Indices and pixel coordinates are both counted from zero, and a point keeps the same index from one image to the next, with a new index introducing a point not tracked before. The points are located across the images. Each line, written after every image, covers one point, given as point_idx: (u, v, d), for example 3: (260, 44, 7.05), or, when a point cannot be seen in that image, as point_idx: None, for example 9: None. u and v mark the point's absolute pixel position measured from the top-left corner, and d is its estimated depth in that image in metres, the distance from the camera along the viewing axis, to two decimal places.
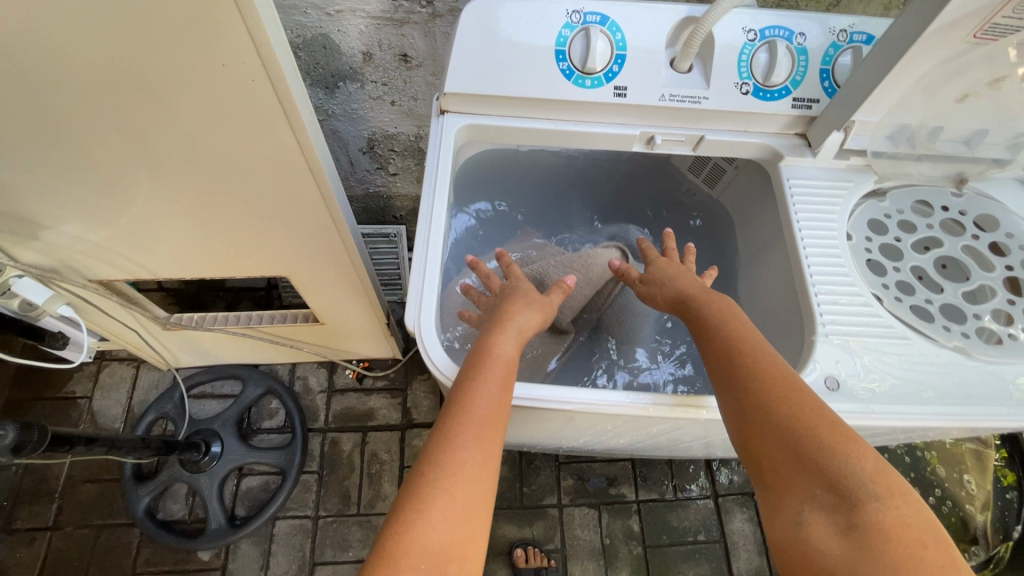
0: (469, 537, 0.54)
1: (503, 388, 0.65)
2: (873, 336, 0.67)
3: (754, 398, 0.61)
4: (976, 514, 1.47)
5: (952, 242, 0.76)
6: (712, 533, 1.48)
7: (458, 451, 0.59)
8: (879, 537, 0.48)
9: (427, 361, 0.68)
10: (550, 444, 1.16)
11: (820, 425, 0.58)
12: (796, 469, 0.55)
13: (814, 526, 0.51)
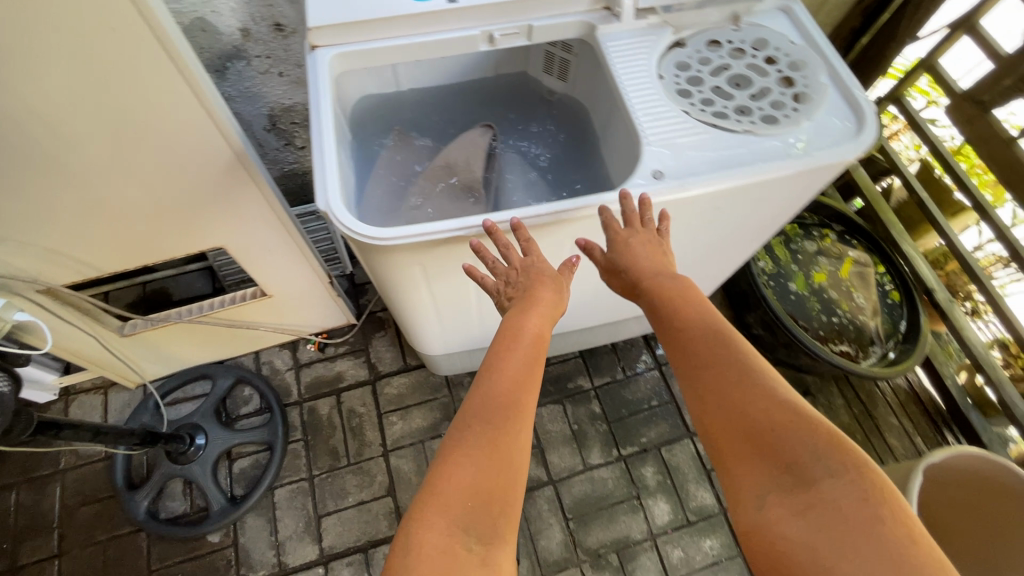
0: (501, 492, 0.68)
1: (521, 381, 0.77)
2: (682, 136, 0.86)
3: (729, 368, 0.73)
4: (869, 321, 1.75)
5: (737, 64, 0.97)
6: (662, 396, 1.70)
7: (487, 421, 0.72)
8: (830, 505, 0.59)
9: (347, 232, 0.81)
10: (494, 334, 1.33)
11: (784, 411, 0.67)
12: (762, 442, 0.66)
13: (774, 497, 0.63)
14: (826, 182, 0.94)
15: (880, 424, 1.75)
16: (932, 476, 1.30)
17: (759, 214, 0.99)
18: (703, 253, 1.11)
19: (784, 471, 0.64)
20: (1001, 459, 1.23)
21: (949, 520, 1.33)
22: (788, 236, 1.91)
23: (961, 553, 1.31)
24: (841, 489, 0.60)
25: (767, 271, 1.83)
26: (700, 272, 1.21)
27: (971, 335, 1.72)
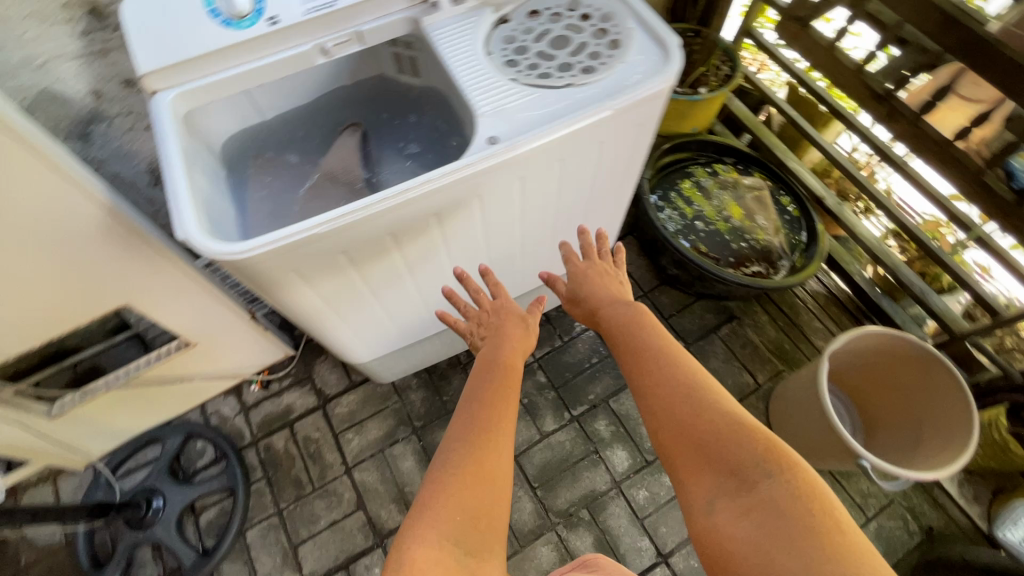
0: (484, 504, 0.79)
1: (497, 415, 0.91)
2: (510, 102, 0.94)
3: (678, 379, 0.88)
4: (774, 239, 1.87)
5: (555, 28, 1.05)
6: (601, 352, 1.78)
7: (468, 444, 0.85)
8: (767, 503, 0.69)
9: (206, 253, 0.81)
10: (415, 328, 1.38)
11: (725, 421, 0.79)
12: (708, 447, 0.78)
13: (721, 500, 0.73)
14: (660, 113, 1.03)
15: (806, 330, 1.86)
16: (859, 355, 1.50)
17: (612, 156, 1.07)
18: (579, 205, 1.18)
19: (730, 475, 0.74)
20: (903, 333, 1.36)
21: (891, 394, 1.49)
22: (689, 179, 2.01)
23: (902, 420, 1.47)
24: (779, 487, 0.70)
25: (673, 215, 1.93)
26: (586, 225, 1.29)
27: (863, 232, 1.86)
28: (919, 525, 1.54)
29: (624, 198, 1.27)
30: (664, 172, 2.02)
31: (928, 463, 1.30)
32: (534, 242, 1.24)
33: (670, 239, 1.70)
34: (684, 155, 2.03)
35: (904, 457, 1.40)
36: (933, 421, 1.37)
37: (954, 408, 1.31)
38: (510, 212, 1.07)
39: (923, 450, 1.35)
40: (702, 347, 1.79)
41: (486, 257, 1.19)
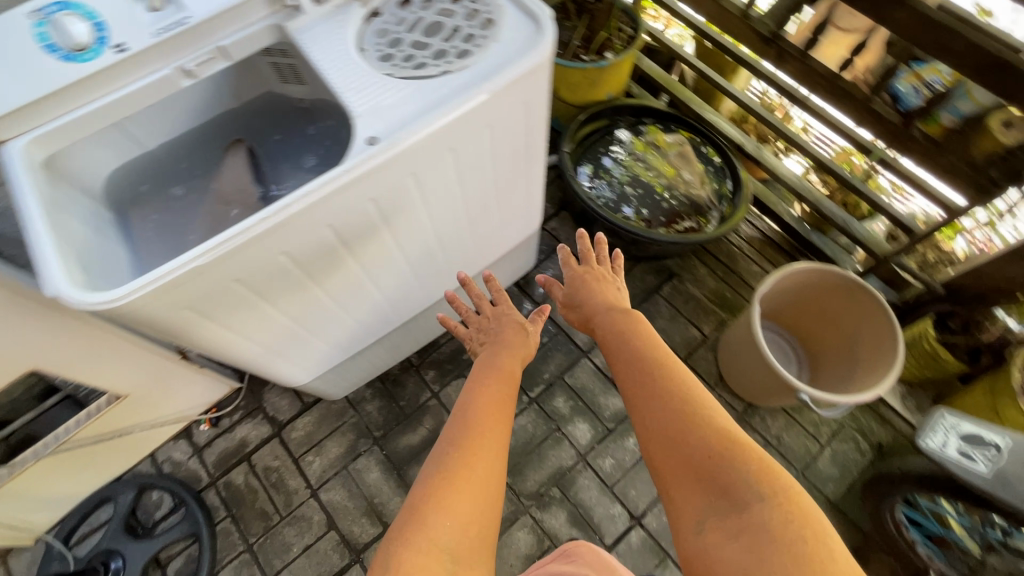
0: (480, 513, 0.87)
1: (496, 434, 1.00)
2: (386, 99, 0.91)
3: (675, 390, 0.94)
4: (700, 192, 1.90)
5: (427, 14, 1.02)
6: (551, 330, 1.79)
7: (468, 460, 0.93)
8: (755, 525, 0.71)
9: (76, 304, 0.75)
10: (352, 341, 1.35)
11: (718, 440, 0.82)
12: (701, 465, 0.81)
13: (711, 519, 0.75)
14: (545, 86, 1.01)
15: (745, 276, 1.91)
16: (791, 290, 1.54)
17: (506, 139, 1.06)
18: (490, 190, 1.17)
19: (722, 494, 0.77)
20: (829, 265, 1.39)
21: (824, 322, 1.55)
22: (612, 146, 2.01)
23: (837, 345, 1.53)
24: (769, 510, 0.72)
25: (602, 184, 1.94)
26: (504, 208, 1.28)
27: (784, 172, 1.90)
28: (870, 443, 1.61)
29: (536, 174, 1.26)
30: (586, 143, 2.01)
31: (865, 384, 1.35)
32: (452, 235, 1.22)
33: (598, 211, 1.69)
34: (604, 122, 2.02)
35: (843, 381, 1.46)
36: (864, 343, 1.43)
37: (881, 327, 1.36)
38: (413, 210, 1.04)
39: (859, 370, 1.42)
40: (647, 309, 1.81)
41: (405, 258, 1.17)
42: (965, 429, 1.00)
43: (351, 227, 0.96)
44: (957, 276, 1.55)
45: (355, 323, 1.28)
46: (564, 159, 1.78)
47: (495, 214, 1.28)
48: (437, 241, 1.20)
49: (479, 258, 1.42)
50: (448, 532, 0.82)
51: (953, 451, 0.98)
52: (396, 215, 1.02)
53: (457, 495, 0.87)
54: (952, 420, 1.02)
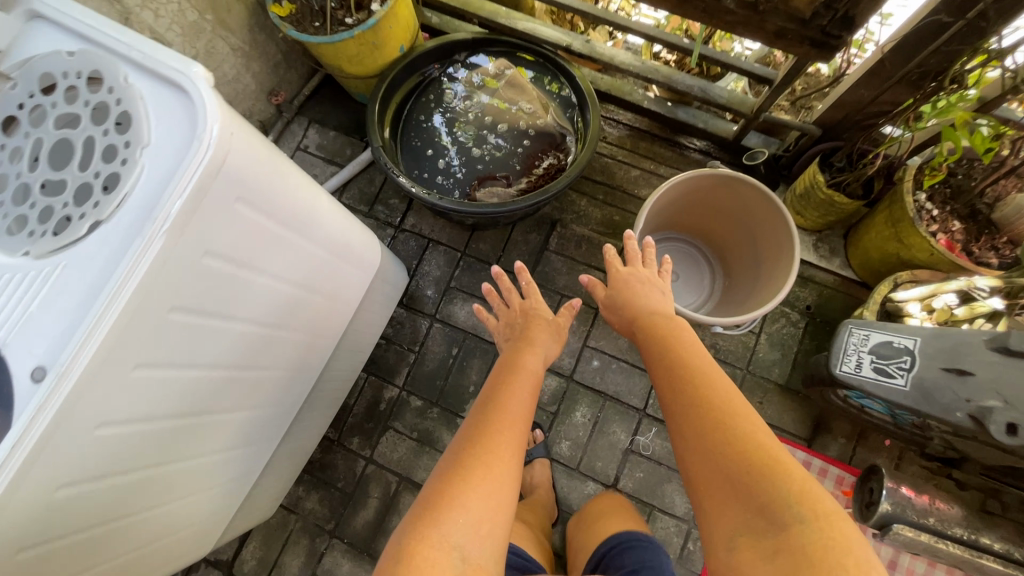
0: (494, 505, 0.90)
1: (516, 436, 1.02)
2: (34, 304, 0.62)
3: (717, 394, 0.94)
4: (547, 118, 1.65)
5: (41, 129, 0.68)
6: (458, 338, 1.62)
7: (489, 457, 0.96)
8: (792, 549, 0.71)
9: None
10: (256, 474, 1.16)
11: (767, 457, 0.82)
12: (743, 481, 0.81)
13: (746, 538, 0.76)
14: (257, 149, 0.75)
15: (627, 187, 1.74)
16: (679, 203, 1.40)
17: (257, 228, 0.80)
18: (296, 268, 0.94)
19: (761, 511, 0.77)
20: (701, 172, 1.25)
21: (719, 222, 1.44)
22: (432, 106, 1.70)
23: (738, 241, 1.43)
24: (814, 535, 0.71)
25: (440, 154, 1.65)
26: (330, 264, 1.06)
27: (623, 61, 1.65)
28: (799, 310, 1.57)
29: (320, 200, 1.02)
30: (402, 114, 1.69)
31: (768, 286, 1.26)
32: (283, 326, 0.99)
33: (443, 206, 1.43)
34: (412, 80, 1.68)
35: (752, 282, 1.37)
36: (760, 234, 1.32)
37: (770, 217, 1.26)
38: (194, 374, 0.80)
39: (763, 265, 1.33)
40: (543, 270, 1.64)
41: (247, 382, 0.96)
42: (875, 338, 0.96)
43: (107, 462, 0.72)
44: (828, 112, 1.42)
45: (250, 457, 1.10)
46: (381, 154, 1.47)
47: (327, 274, 1.06)
48: (269, 347, 0.98)
49: (328, 335, 1.19)
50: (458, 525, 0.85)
51: (868, 371, 0.95)
52: (179, 392, 0.79)
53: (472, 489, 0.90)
54: (863, 332, 0.98)
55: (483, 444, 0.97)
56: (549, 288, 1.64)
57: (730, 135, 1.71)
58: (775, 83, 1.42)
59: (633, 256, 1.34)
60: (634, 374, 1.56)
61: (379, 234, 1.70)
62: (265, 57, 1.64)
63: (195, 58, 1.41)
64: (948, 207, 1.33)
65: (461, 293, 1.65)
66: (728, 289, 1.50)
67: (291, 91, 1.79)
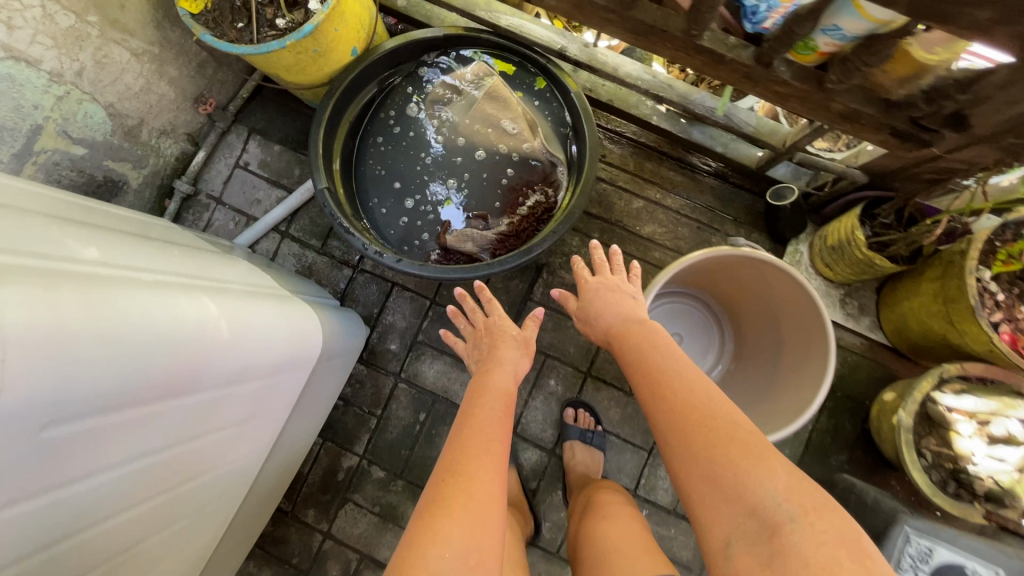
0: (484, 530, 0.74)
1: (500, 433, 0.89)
2: None
3: (679, 399, 0.85)
4: (534, 143, 1.35)
5: None
6: (426, 401, 1.41)
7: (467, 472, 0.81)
8: (789, 551, 0.64)
9: None
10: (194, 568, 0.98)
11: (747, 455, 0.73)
12: (724, 479, 0.73)
13: (738, 543, 0.68)
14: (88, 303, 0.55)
15: (628, 222, 1.48)
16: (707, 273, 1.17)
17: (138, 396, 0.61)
18: (220, 307, 0.76)
19: (752, 513, 0.69)
20: (737, 249, 1.01)
21: (748, 302, 1.20)
22: (396, 121, 1.40)
23: (766, 334, 1.19)
24: (807, 531, 0.65)
25: (404, 185, 1.37)
26: (263, 306, 0.87)
27: (629, 72, 1.33)
28: None
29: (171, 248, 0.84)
30: (357, 134, 1.39)
31: (780, 412, 1.02)
32: (196, 444, 0.78)
33: (400, 269, 1.18)
34: (367, 93, 1.37)
35: (766, 386, 1.14)
36: (793, 337, 1.08)
37: (809, 325, 1.02)
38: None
39: (785, 374, 1.09)
40: None
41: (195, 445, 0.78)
42: (940, 555, 0.98)
43: None
44: (879, 159, 1.15)
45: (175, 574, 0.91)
46: (324, 201, 1.20)
47: (274, 323, 0.88)
48: (218, 406, 0.79)
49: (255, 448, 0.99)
50: (451, 550, 0.71)
51: None
52: None
53: (457, 513, 0.75)
54: (926, 545, 0.99)
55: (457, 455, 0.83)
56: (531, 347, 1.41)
57: (754, 164, 1.43)
58: (812, 123, 1.14)
59: (602, 267, 1.18)
60: (625, 451, 1.37)
61: (335, 275, 1.45)
62: (185, 58, 1.34)
63: (81, 72, 1.12)
64: (1015, 290, 1.11)
65: (430, 349, 1.43)
66: (733, 384, 1.26)
67: (225, 93, 1.48)
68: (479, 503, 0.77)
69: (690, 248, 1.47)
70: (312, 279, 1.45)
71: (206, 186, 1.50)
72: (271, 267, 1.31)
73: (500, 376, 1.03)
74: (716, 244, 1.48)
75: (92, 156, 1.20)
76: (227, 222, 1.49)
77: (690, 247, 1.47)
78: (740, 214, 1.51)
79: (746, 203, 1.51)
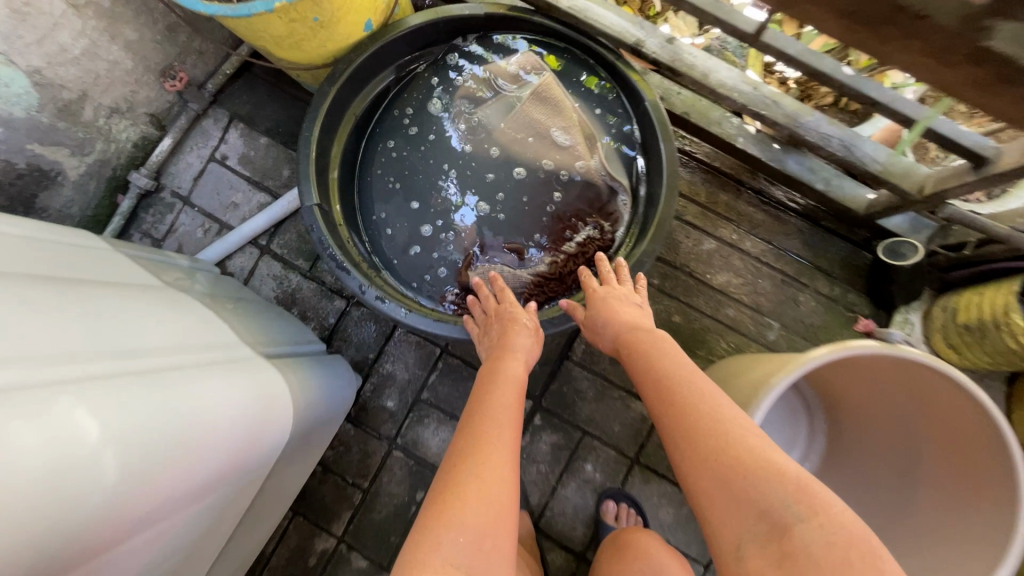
0: (499, 517, 0.60)
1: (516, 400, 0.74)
2: None
3: (686, 396, 0.71)
4: (590, 160, 1.06)
5: None
6: (425, 477, 1.11)
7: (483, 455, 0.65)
8: (801, 555, 0.54)
9: None
10: None
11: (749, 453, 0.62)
12: (729, 472, 0.62)
13: (750, 545, 0.58)
14: None
15: (696, 268, 1.18)
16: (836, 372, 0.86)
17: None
18: (111, 407, 0.50)
19: (759, 516, 0.59)
20: (903, 349, 0.70)
21: (885, 420, 0.88)
22: (413, 120, 1.10)
23: (900, 472, 0.86)
24: (813, 529, 0.55)
25: (419, 203, 1.07)
26: (195, 390, 0.59)
27: (724, 80, 1.01)
28: None
29: (88, 301, 0.59)
30: (364, 133, 1.10)
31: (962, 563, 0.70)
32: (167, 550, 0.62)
33: (408, 322, 0.87)
34: (380, 82, 1.08)
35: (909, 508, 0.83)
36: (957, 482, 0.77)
37: (992, 473, 0.71)
38: None
39: (939, 533, 0.76)
40: (559, 392, 1.11)
41: (155, 543, 0.59)
42: None
43: None
44: None
45: None
46: (313, 222, 0.91)
47: (224, 397, 0.62)
48: (189, 498, 0.60)
49: (214, 543, 0.76)
50: (464, 539, 0.56)
51: None
52: None
53: (468, 494, 0.60)
54: None
55: (466, 437, 0.67)
56: (565, 420, 1.11)
57: (861, 208, 1.14)
58: (977, 170, 0.83)
59: (604, 277, 0.93)
60: None
61: (324, 306, 1.16)
62: (149, 18, 1.04)
63: None
64: None
65: (437, 411, 1.13)
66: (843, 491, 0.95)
67: (203, 68, 1.17)
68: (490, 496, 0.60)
69: (772, 307, 1.17)
70: (295, 309, 1.16)
71: (171, 182, 1.20)
72: (241, 299, 1.01)
73: (513, 366, 0.79)
74: (805, 303, 1.18)
75: (7, 138, 0.90)
76: (193, 229, 1.19)
77: (772, 305, 1.17)
78: (834, 267, 1.21)
79: (841, 254, 1.21)
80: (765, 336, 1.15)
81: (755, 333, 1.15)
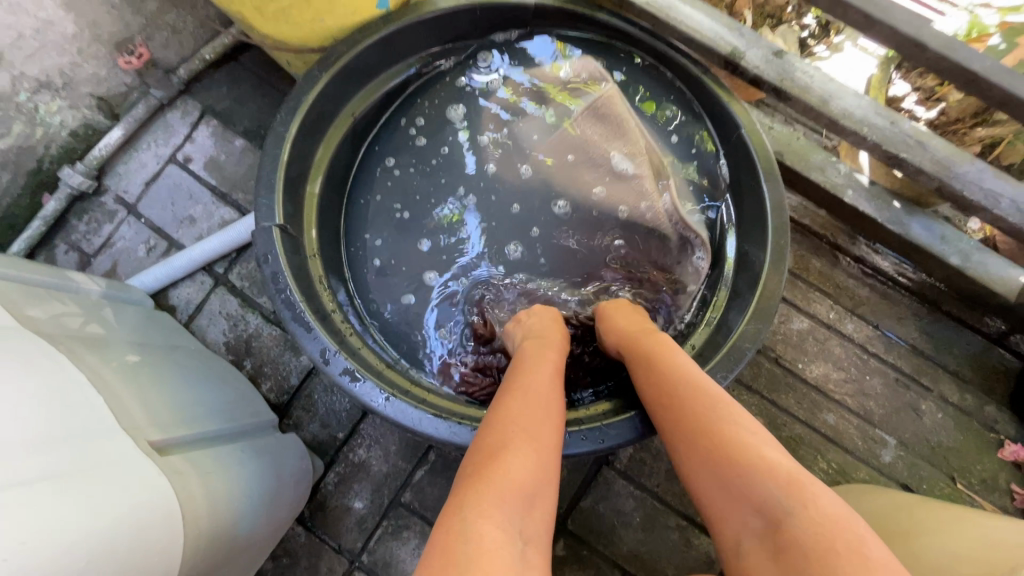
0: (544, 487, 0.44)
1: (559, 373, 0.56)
2: None
3: (677, 371, 0.54)
4: (658, 199, 0.79)
5: None
6: None
7: (525, 415, 0.48)
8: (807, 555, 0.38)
9: None
10: None
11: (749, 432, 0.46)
12: (723, 443, 0.46)
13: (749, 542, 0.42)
14: None
15: (783, 354, 0.89)
16: None
17: None
18: (31, 526, 0.39)
19: (756, 510, 0.42)
20: None
21: None
22: (429, 129, 0.84)
23: None
24: (817, 522, 0.39)
25: (429, 241, 0.80)
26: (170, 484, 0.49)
27: (850, 109, 0.75)
28: None
29: (51, 373, 0.48)
30: (362, 143, 0.83)
31: None
32: None
33: (387, 414, 0.59)
34: (390, 78, 0.82)
35: None
36: None
37: None
38: None
39: None
40: (593, 512, 0.80)
41: None
42: None
43: None
44: None
45: None
46: (270, 252, 0.64)
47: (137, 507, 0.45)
48: None
49: None
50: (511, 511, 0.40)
51: None
52: None
53: (514, 461, 0.43)
54: None
55: (508, 395, 0.51)
56: (600, 552, 0.79)
57: (1012, 294, 0.85)
58: None
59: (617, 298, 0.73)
60: None
61: (287, 361, 0.87)
62: None
63: None
64: None
65: (422, 522, 0.82)
66: None
67: (176, 49, 0.95)
68: (531, 475, 0.43)
69: (885, 416, 0.88)
70: (248, 362, 0.87)
71: (116, 184, 0.93)
72: (168, 347, 0.72)
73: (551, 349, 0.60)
74: (929, 415, 0.88)
75: None
76: (135, 245, 0.92)
77: (885, 414, 0.88)
78: (964, 368, 0.90)
79: (970, 350, 0.91)
80: (878, 457, 0.86)
81: (865, 453, 0.86)
